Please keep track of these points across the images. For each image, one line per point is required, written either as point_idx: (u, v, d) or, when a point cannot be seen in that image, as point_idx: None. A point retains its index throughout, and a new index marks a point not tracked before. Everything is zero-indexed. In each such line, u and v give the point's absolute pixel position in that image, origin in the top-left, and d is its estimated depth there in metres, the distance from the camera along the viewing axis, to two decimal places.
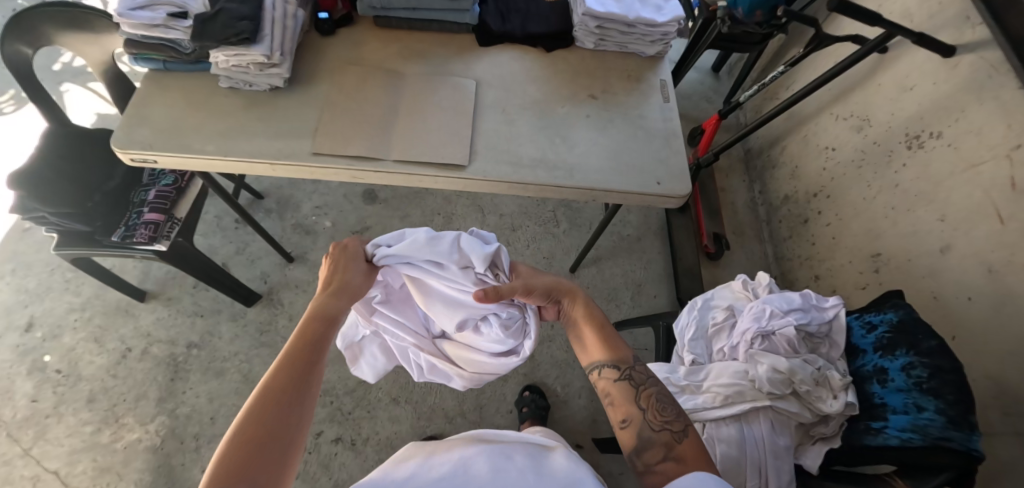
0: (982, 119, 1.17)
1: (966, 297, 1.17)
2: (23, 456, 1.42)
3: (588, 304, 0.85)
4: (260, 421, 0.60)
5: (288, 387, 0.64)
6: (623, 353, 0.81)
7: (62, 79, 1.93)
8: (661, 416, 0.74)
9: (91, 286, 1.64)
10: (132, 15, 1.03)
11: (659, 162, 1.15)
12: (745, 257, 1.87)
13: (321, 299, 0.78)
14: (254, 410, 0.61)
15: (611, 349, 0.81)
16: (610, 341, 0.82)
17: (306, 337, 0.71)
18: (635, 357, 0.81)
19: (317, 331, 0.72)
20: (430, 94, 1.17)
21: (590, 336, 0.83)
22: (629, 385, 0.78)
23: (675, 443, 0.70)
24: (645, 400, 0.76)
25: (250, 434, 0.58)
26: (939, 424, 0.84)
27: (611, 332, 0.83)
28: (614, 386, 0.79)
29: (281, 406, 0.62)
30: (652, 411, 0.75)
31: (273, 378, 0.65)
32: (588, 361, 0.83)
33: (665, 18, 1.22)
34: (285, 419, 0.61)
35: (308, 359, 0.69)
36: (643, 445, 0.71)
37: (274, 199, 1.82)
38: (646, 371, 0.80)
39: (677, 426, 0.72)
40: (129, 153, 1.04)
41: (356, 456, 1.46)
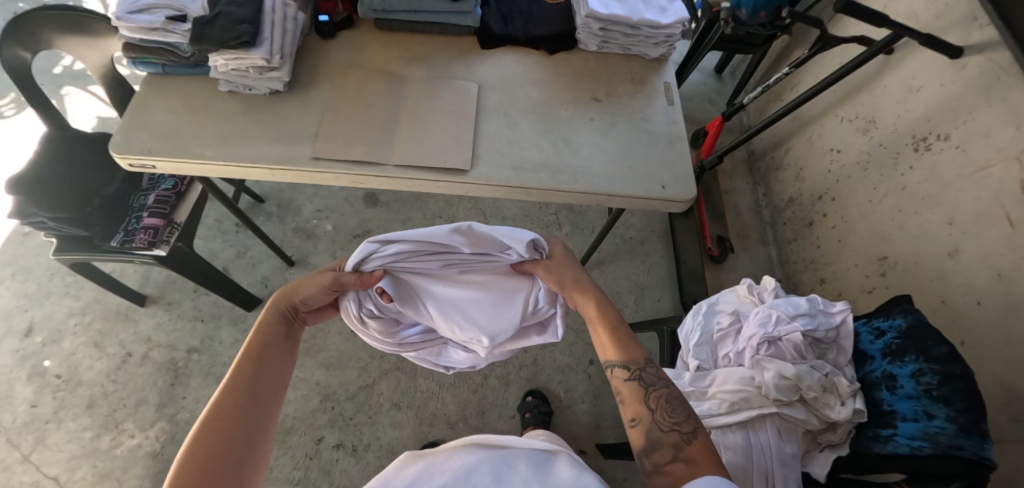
0: (991, 121, 1.15)
1: (975, 301, 1.16)
2: (23, 462, 1.41)
3: (605, 306, 0.82)
4: (212, 443, 0.61)
5: (237, 407, 0.66)
6: (635, 353, 0.76)
7: (62, 82, 1.93)
8: (669, 417, 0.71)
9: (91, 291, 1.63)
10: (131, 19, 1.01)
11: (663, 165, 1.14)
12: (749, 260, 1.85)
13: (270, 313, 0.78)
14: (206, 428, 0.63)
15: (625, 350, 0.77)
16: (622, 340, 0.78)
17: (256, 352, 0.73)
18: (649, 357, 0.77)
19: (269, 349, 0.74)
20: (431, 97, 1.16)
21: (603, 334, 0.80)
22: (639, 386, 0.75)
23: (683, 446, 0.68)
24: (654, 401, 0.73)
25: (203, 459, 0.59)
26: (950, 432, 0.83)
27: (626, 332, 0.79)
28: (623, 385, 0.76)
29: (237, 423, 0.64)
30: (660, 411, 0.72)
31: (224, 395, 0.66)
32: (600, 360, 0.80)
33: (669, 20, 1.20)
34: (243, 430, 0.64)
35: (260, 372, 0.71)
36: (650, 447, 0.69)
37: (275, 203, 1.81)
38: (658, 373, 0.77)
39: (687, 427, 0.70)
40: (128, 158, 1.03)
41: (357, 462, 1.45)
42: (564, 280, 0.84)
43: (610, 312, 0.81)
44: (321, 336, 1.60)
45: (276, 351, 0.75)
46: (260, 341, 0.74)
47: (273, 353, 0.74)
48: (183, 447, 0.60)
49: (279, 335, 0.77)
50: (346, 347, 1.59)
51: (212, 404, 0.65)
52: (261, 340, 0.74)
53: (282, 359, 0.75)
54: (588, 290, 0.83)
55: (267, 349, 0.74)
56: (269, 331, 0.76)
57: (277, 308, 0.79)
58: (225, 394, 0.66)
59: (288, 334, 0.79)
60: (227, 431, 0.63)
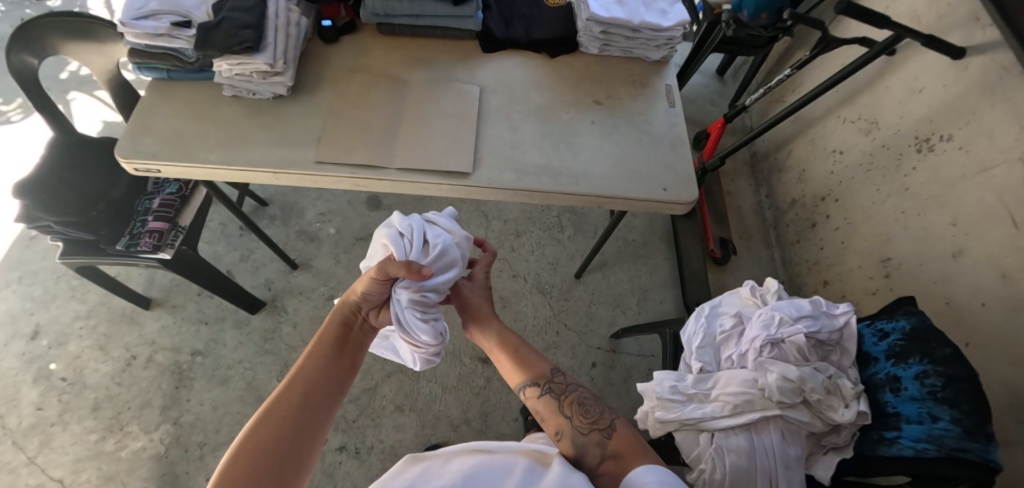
0: (994, 121, 1.15)
1: (980, 303, 1.15)
2: (28, 464, 1.42)
3: (502, 332, 0.90)
4: (263, 437, 0.66)
5: (292, 407, 0.70)
6: (540, 367, 0.85)
7: (69, 87, 1.94)
8: (586, 419, 0.78)
9: (97, 294, 1.65)
10: (136, 25, 1.03)
11: (665, 168, 1.14)
12: (752, 262, 1.85)
13: (334, 319, 0.84)
14: (262, 421, 0.68)
15: (530, 367, 0.85)
16: (526, 359, 0.86)
17: (316, 356, 0.78)
18: (557, 368, 0.85)
19: (328, 355, 0.78)
20: (433, 100, 1.16)
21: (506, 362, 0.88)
22: (552, 399, 0.82)
23: (606, 442, 0.74)
24: (570, 408, 0.80)
25: (258, 450, 0.65)
26: (954, 434, 0.82)
27: (526, 353, 0.87)
28: (539, 400, 0.82)
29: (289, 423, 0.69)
30: (577, 416, 0.79)
31: (283, 394, 0.72)
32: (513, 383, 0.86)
33: (671, 22, 1.21)
34: (293, 428, 0.69)
35: (317, 376, 0.75)
36: (580, 452, 0.75)
37: (278, 206, 1.82)
38: (568, 379, 0.84)
39: (604, 424, 0.77)
40: (133, 163, 1.04)
41: (360, 465, 1.45)
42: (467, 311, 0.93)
43: (508, 336, 0.89)
44: None
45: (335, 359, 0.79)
46: (321, 346, 0.79)
47: (334, 360, 0.78)
48: (242, 435, 0.67)
49: (339, 341, 0.81)
50: None
51: (273, 400, 0.71)
52: (323, 343, 0.80)
53: (341, 364, 0.79)
54: (488, 318, 0.91)
55: (329, 353, 0.79)
56: (332, 336, 0.81)
57: (342, 312, 0.84)
58: (284, 392, 0.72)
59: (349, 341, 0.82)
60: (280, 428, 0.68)
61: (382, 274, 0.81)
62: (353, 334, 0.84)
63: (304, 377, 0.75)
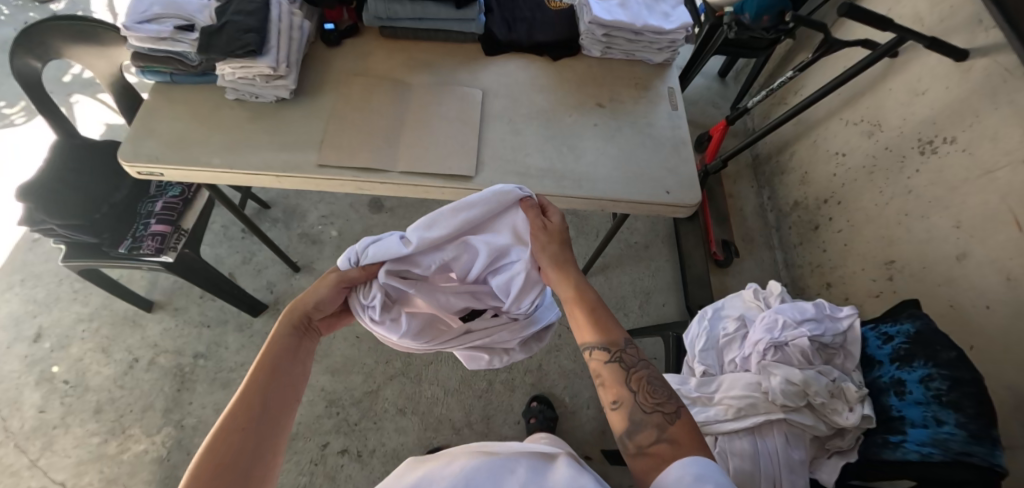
0: (998, 123, 1.15)
1: (984, 306, 1.15)
2: (30, 467, 1.42)
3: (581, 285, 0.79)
4: (225, 454, 0.62)
5: (246, 427, 0.65)
6: (615, 333, 0.76)
7: (72, 90, 1.95)
8: (652, 399, 0.70)
9: (100, 296, 1.65)
10: (140, 29, 1.03)
11: (668, 171, 1.14)
12: (755, 264, 1.85)
13: (286, 321, 0.76)
14: (220, 439, 0.63)
15: (605, 330, 0.76)
16: (602, 320, 0.77)
17: (270, 361, 0.72)
18: (630, 339, 0.76)
19: (285, 360, 0.73)
20: (436, 104, 1.16)
21: (581, 315, 0.78)
22: (619, 367, 0.73)
23: (668, 426, 0.66)
24: (637, 383, 0.71)
25: (218, 472, 0.61)
26: (960, 438, 0.82)
27: (603, 312, 0.78)
28: (605, 366, 0.74)
29: (250, 438, 0.65)
30: (644, 393, 0.71)
31: (237, 405, 0.66)
32: (580, 338, 0.78)
33: (673, 25, 1.21)
34: (255, 441, 0.65)
35: (273, 383, 0.70)
36: (635, 429, 0.67)
37: (280, 209, 1.82)
38: (640, 354, 0.75)
39: (670, 408, 0.69)
40: (136, 166, 1.04)
41: (362, 468, 1.44)
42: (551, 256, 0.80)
43: (587, 290, 0.79)
44: (327, 342, 1.61)
45: (291, 363, 0.73)
46: (275, 350, 0.73)
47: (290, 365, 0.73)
48: (198, 456, 0.61)
49: (294, 344, 0.75)
50: (351, 352, 1.60)
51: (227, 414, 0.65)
52: (277, 348, 0.73)
53: (297, 369, 0.74)
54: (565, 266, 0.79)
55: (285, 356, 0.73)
56: (285, 340, 0.75)
57: (298, 310, 0.78)
58: (240, 406, 0.66)
59: (303, 343, 0.77)
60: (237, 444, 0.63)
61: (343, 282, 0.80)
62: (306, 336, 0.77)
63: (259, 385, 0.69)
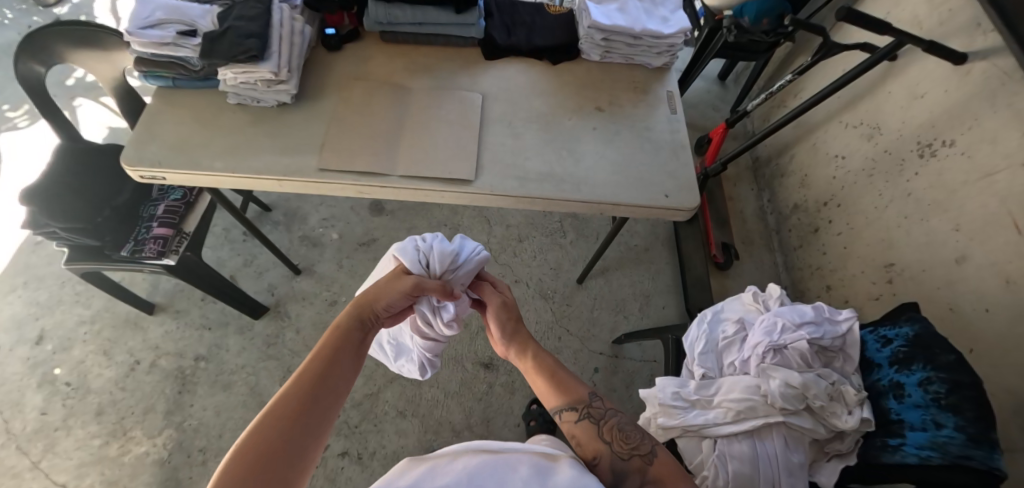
0: (997, 127, 1.15)
1: (983, 309, 1.15)
2: (32, 469, 1.43)
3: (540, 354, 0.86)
4: (276, 427, 0.64)
5: (298, 408, 0.67)
6: (578, 390, 0.82)
7: (75, 93, 1.96)
8: (627, 444, 0.76)
9: (102, 299, 1.65)
10: (143, 34, 1.04)
11: (667, 174, 1.14)
12: (755, 267, 1.85)
13: (349, 314, 0.82)
14: (274, 413, 0.66)
15: (567, 391, 0.82)
16: (563, 381, 0.83)
17: (329, 352, 0.76)
18: (593, 391, 0.82)
19: (342, 353, 0.76)
20: (436, 107, 1.17)
21: (541, 382, 0.84)
22: (589, 424, 0.79)
23: (647, 468, 0.72)
24: (609, 433, 0.78)
25: (267, 443, 0.62)
26: (959, 441, 0.82)
27: (561, 375, 0.83)
28: (575, 426, 0.79)
29: (301, 418, 0.66)
30: (618, 441, 0.77)
31: (289, 394, 0.68)
32: (547, 404, 0.83)
33: (672, 30, 1.21)
34: (305, 421, 0.66)
35: (329, 372, 0.73)
36: (619, 479, 0.73)
37: (282, 212, 1.83)
38: (605, 404, 0.81)
39: (645, 449, 0.75)
40: (138, 170, 1.05)
41: (362, 470, 1.45)
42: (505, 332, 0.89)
43: (544, 358, 0.85)
44: None
45: (348, 357, 0.77)
46: (335, 343, 0.77)
47: (343, 362, 0.75)
48: (251, 426, 0.64)
49: (350, 341, 0.79)
50: None
51: (283, 393, 0.68)
52: (336, 341, 0.77)
53: (349, 364, 0.76)
54: (524, 341, 0.87)
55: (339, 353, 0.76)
56: (345, 335, 0.79)
57: (355, 314, 0.82)
58: (296, 386, 0.69)
59: (361, 340, 0.81)
60: (284, 430, 0.64)
61: (417, 288, 0.87)
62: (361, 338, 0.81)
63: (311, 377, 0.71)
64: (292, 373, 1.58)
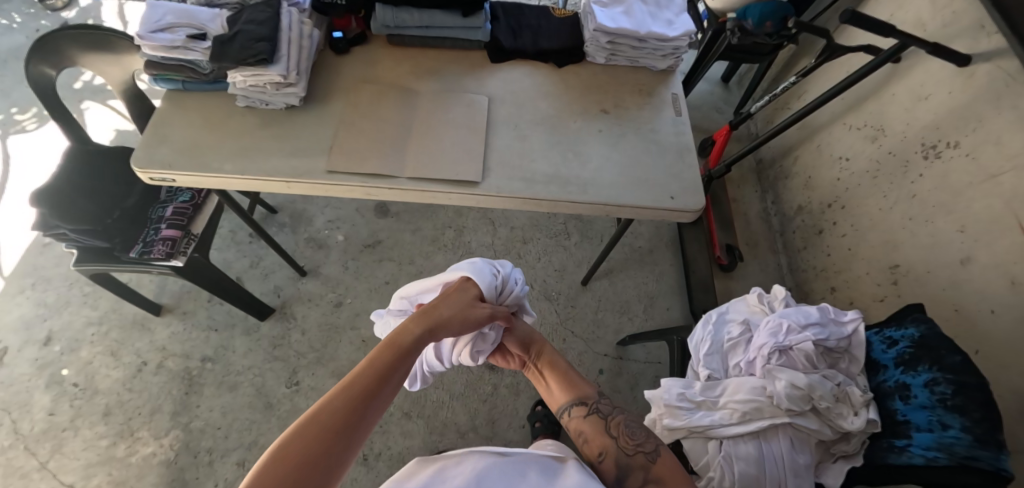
0: (1001, 129, 1.15)
1: (989, 310, 1.15)
2: (40, 469, 1.43)
3: (557, 359, 1.00)
4: (321, 424, 0.65)
5: (348, 412, 0.68)
6: (586, 389, 0.94)
7: (83, 97, 1.98)
8: (632, 441, 0.84)
9: (109, 300, 1.67)
10: (153, 37, 1.05)
11: (673, 177, 1.15)
12: (759, 269, 1.85)
13: (412, 334, 0.83)
14: (323, 411, 0.67)
15: (580, 389, 0.94)
16: (575, 381, 0.95)
17: (385, 367, 0.76)
18: (599, 392, 0.94)
19: (396, 369, 0.77)
20: (443, 110, 1.18)
21: (557, 382, 0.96)
22: (597, 419, 0.89)
23: (651, 465, 0.80)
24: (615, 430, 0.87)
25: (311, 436, 0.63)
26: (965, 442, 0.82)
27: (574, 376, 0.97)
28: (585, 421, 0.89)
29: (346, 420, 0.67)
30: (624, 437, 0.85)
31: (333, 402, 0.68)
32: (558, 403, 0.95)
33: (676, 32, 1.22)
34: (349, 427, 0.67)
35: (381, 386, 0.73)
36: (625, 473, 0.81)
37: (287, 214, 1.84)
38: (611, 404, 0.92)
39: (650, 448, 0.83)
40: (149, 172, 1.06)
41: (368, 471, 1.45)
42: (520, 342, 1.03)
43: (560, 363, 1.00)
44: (332, 347, 1.63)
45: (400, 374, 0.77)
46: (388, 355, 0.78)
47: (393, 378, 0.75)
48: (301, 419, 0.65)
49: (404, 356, 0.79)
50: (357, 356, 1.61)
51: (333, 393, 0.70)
52: (389, 353, 0.78)
53: (400, 380, 0.77)
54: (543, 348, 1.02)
55: (392, 370, 0.76)
56: (400, 351, 0.80)
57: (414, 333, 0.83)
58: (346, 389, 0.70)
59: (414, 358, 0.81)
60: (327, 441, 0.64)
61: (489, 317, 0.94)
62: (414, 357, 0.81)
63: (357, 390, 0.71)
64: (297, 374, 1.59)
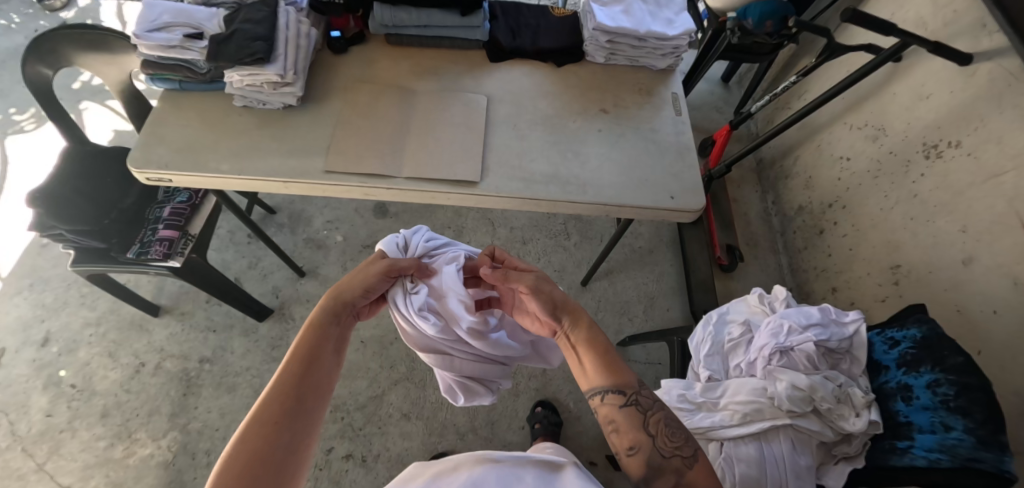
0: (1003, 128, 1.15)
1: (992, 311, 1.14)
2: (37, 471, 1.43)
3: (592, 329, 0.81)
4: (263, 424, 0.66)
5: (283, 404, 0.68)
6: (627, 375, 0.77)
7: (81, 97, 1.97)
8: (671, 442, 0.73)
9: (107, 301, 1.66)
10: (149, 37, 1.05)
11: (672, 176, 1.14)
12: (760, 269, 1.84)
13: (324, 306, 0.80)
14: (261, 411, 0.67)
15: (618, 374, 0.77)
16: (614, 364, 0.78)
17: (310, 346, 0.75)
18: (642, 379, 0.78)
19: (323, 346, 0.76)
20: (441, 110, 1.17)
21: (591, 361, 0.79)
22: (634, 412, 0.75)
23: (685, 471, 0.70)
24: (654, 425, 0.74)
25: (256, 437, 0.64)
26: (968, 444, 0.82)
27: (614, 356, 0.79)
28: (620, 411, 0.75)
29: (286, 413, 0.67)
30: (662, 436, 0.73)
31: (269, 399, 0.68)
32: (590, 384, 0.79)
33: (676, 31, 1.21)
34: (288, 417, 0.67)
35: (310, 367, 0.73)
36: (654, 475, 0.70)
37: (286, 214, 1.83)
38: (653, 394, 0.78)
39: (687, 452, 0.72)
40: (146, 172, 1.06)
41: (367, 473, 1.44)
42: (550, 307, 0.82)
43: (599, 336, 0.80)
44: None
45: (329, 349, 0.76)
46: (313, 333, 0.76)
47: (323, 356, 0.75)
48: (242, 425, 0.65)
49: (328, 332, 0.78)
50: (356, 357, 1.60)
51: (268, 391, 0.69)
52: (314, 331, 0.77)
53: (331, 355, 0.76)
54: (575, 310, 0.82)
55: (319, 348, 0.75)
56: (322, 327, 0.78)
57: (331, 306, 0.80)
58: (277, 382, 0.70)
59: (340, 330, 0.80)
60: (268, 435, 0.65)
61: (393, 270, 0.88)
62: (340, 327, 0.80)
63: (292, 379, 0.71)
64: None
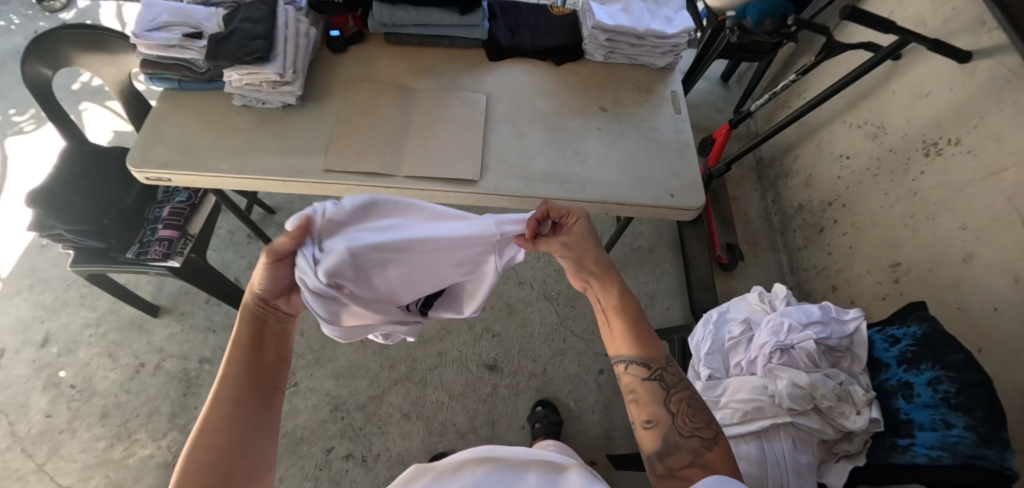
0: (1003, 126, 1.15)
1: (992, 308, 1.14)
2: (37, 471, 1.42)
3: (623, 297, 0.76)
4: (212, 439, 0.60)
5: (231, 414, 0.62)
6: (653, 349, 0.74)
7: (81, 98, 1.97)
8: (691, 421, 0.69)
9: (107, 301, 1.66)
10: (149, 36, 1.05)
11: (671, 174, 1.14)
12: (760, 268, 1.84)
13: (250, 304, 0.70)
14: (206, 426, 0.61)
15: (646, 346, 0.74)
16: (643, 336, 0.74)
17: (246, 348, 0.67)
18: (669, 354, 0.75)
19: (260, 343, 0.68)
20: (441, 109, 1.17)
21: (619, 327, 0.76)
22: (657, 386, 0.72)
23: (703, 452, 0.66)
24: (676, 404, 0.71)
25: (208, 452, 0.60)
26: (969, 441, 0.81)
27: (645, 326, 0.75)
28: (643, 383, 0.73)
29: (236, 423, 0.62)
30: (683, 415, 0.70)
31: (214, 412, 0.62)
32: (615, 351, 0.76)
33: (675, 29, 1.21)
34: (241, 426, 0.62)
35: (251, 369, 0.66)
36: (670, 450, 0.67)
37: (286, 214, 1.83)
38: (680, 372, 0.74)
39: (707, 434, 0.68)
40: (144, 172, 1.05)
41: (367, 473, 1.44)
42: (582, 262, 0.80)
43: (629, 301, 0.76)
44: (331, 347, 1.61)
45: (269, 345, 0.69)
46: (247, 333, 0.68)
47: (262, 354, 0.68)
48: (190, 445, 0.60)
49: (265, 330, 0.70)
50: (356, 357, 1.60)
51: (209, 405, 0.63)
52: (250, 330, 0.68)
53: (272, 349, 0.69)
54: (605, 275, 0.78)
55: (256, 345, 0.68)
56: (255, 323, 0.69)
57: (260, 303, 0.70)
58: (219, 392, 0.63)
59: (276, 324, 0.71)
60: (223, 449, 0.60)
61: None
62: (275, 320, 0.71)
63: (231, 385, 0.64)
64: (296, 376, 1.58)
